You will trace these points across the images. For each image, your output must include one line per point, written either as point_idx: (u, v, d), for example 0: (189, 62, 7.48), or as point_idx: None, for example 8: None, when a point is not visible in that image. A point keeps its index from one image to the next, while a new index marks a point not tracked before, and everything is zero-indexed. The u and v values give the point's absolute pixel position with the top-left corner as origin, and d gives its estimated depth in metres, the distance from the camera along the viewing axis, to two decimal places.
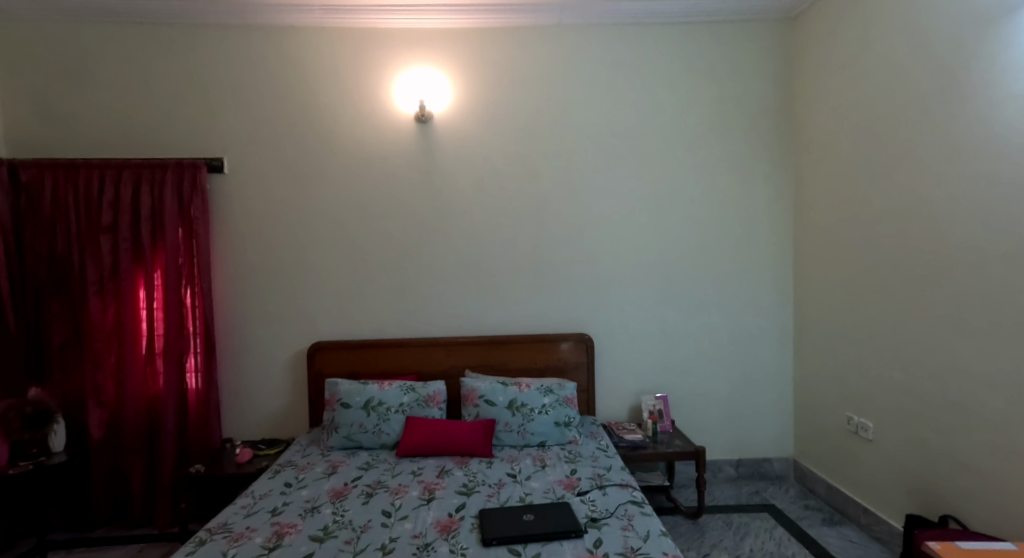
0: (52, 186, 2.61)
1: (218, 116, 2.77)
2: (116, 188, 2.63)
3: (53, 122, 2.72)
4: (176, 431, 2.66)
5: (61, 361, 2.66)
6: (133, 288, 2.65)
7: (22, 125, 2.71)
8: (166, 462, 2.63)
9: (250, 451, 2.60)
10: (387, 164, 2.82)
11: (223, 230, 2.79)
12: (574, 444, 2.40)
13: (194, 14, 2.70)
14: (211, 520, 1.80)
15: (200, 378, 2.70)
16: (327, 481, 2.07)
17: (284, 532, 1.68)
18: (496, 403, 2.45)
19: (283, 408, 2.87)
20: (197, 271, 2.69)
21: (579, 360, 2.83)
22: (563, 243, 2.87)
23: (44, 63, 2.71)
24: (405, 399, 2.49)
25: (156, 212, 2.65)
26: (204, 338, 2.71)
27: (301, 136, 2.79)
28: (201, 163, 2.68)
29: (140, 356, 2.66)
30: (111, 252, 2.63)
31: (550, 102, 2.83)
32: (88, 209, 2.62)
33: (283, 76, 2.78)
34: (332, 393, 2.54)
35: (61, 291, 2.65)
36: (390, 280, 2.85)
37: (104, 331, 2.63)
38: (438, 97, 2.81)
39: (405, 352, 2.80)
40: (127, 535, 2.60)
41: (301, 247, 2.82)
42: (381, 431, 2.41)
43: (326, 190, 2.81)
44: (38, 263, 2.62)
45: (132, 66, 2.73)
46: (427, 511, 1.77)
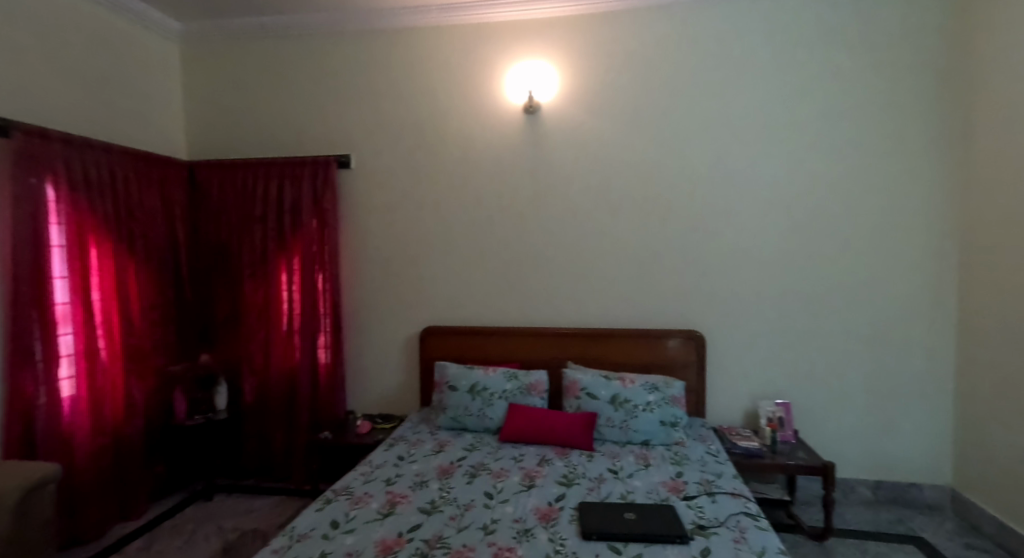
0: (218, 184, 3.03)
1: (346, 115, 3.02)
2: (265, 184, 2.98)
3: (218, 127, 3.15)
4: (309, 400, 2.98)
5: (223, 333, 3.09)
6: (277, 272, 2.99)
7: (197, 131, 3.18)
8: (302, 427, 2.97)
9: (369, 423, 2.84)
10: (496, 155, 2.88)
11: (349, 221, 3.05)
12: (681, 445, 2.29)
13: (330, 23, 2.96)
14: (336, 483, 1.98)
15: (329, 354, 2.99)
16: (435, 458, 2.19)
17: (397, 501, 1.81)
18: (598, 397, 2.42)
19: (398, 386, 3.08)
20: (327, 258, 2.96)
21: (688, 358, 2.69)
22: (675, 235, 2.73)
23: (212, 78, 3.14)
24: (508, 386, 2.55)
25: (296, 205, 2.96)
26: (332, 319, 2.98)
27: (417, 131, 2.95)
28: (332, 160, 2.94)
29: (281, 333, 3.00)
30: (261, 240, 2.99)
31: (665, 88, 2.70)
32: (244, 203, 3.00)
33: (403, 72, 2.94)
34: (440, 376, 2.68)
35: (223, 273, 3.07)
36: (498, 269, 2.92)
37: (255, 309, 3.01)
38: (546, 87, 2.80)
39: (509, 341, 2.86)
40: (271, 486, 2.99)
41: (417, 236, 2.99)
42: (485, 415, 2.49)
43: (440, 183, 2.94)
44: (208, 249, 3.07)
45: (278, 76, 3.07)
46: (527, 497, 1.80)
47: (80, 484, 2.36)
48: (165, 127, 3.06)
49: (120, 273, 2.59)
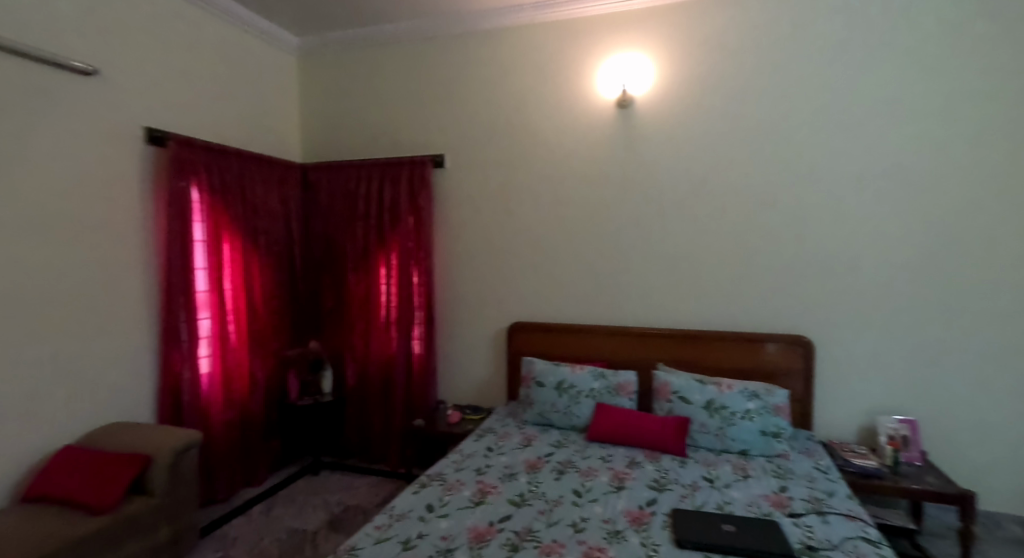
0: (327, 184, 3.29)
1: (442, 116, 3.14)
2: (367, 184, 3.18)
3: (328, 132, 3.41)
4: (404, 388, 3.15)
5: (329, 322, 3.35)
6: (376, 267, 3.18)
7: (310, 136, 3.47)
8: (397, 413, 3.14)
9: (459, 414, 2.94)
10: (586, 151, 2.86)
11: (442, 218, 3.17)
12: (784, 458, 2.14)
13: (428, 29, 3.09)
14: (430, 468, 2.08)
15: (422, 345, 3.13)
16: (523, 452, 2.22)
17: (487, 491, 1.86)
18: (692, 401, 2.32)
19: (487, 379, 3.16)
20: (422, 254, 3.10)
21: (792, 365, 2.50)
22: (779, 233, 2.56)
23: (323, 86, 3.40)
24: (595, 385, 2.53)
25: (395, 204, 3.13)
26: (425, 312, 3.12)
27: (509, 130, 3.00)
28: (427, 160, 3.07)
29: (380, 323, 3.19)
30: (363, 236, 3.20)
31: (769, 75, 2.53)
32: (349, 201, 3.23)
33: (496, 72, 3.00)
34: (527, 371, 2.71)
35: (330, 267, 3.32)
36: (587, 266, 2.90)
37: (357, 300, 3.23)
38: (640, 80, 2.73)
39: (597, 339, 2.83)
40: (369, 467, 3.20)
41: (507, 232, 3.04)
42: (571, 413, 2.48)
43: (530, 180, 2.97)
44: (317, 244, 3.34)
45: (381, 81, 3.26)
46: (617, 499, 1.78)
47: (213, 451, 2.67)
48: (283, 134, 3.37)
49: (246, 265, 2.89)
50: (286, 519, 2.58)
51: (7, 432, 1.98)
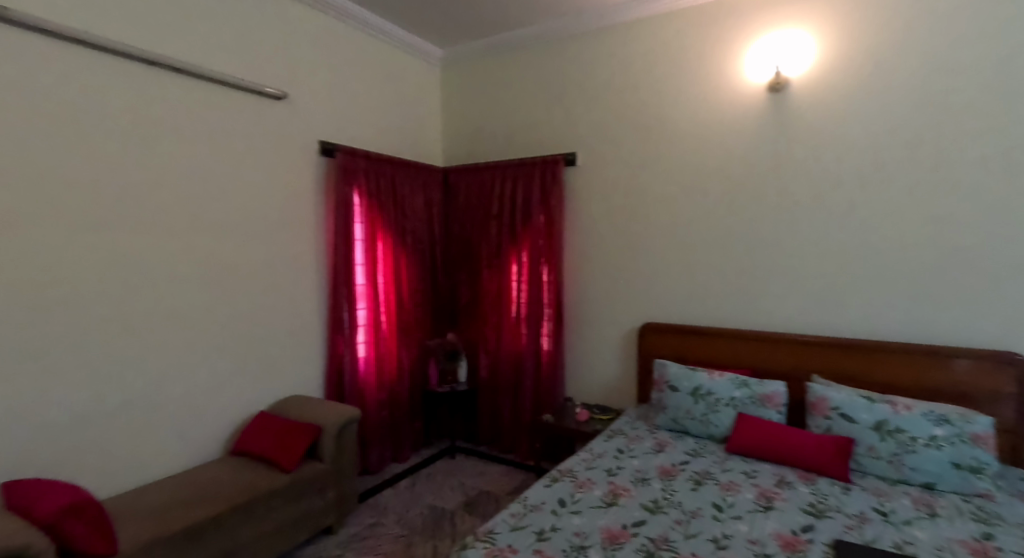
0: (465, 186, 3.47)
1: (576, 114, 3.13)
2: (502, 183, 3.29)
3: (468, 136, 3.60)
4: (533, 383, 3.21)
5: (466, 316, 3.53)
6: (509, 263, 3.28)
7: (451, 141, 3.69)
8: (527, 407, 3.21)
9: (588, 413, 2.92)
10: (731, 142, 2.65)
11: (573, 216, 3.17)
12: (986, 499, 1.77)
13: (564, 28, 3.11)
14: (560, 464, 2.09)
15: (551, 342, 3.16)
16: (656, 457, 2.13)
17: (619, 493, 1.82)
18: (857, 420, 2.04)
19: (617, 380, 3.09)
20: (554, 251, 3.12)
21: (995, 388, 2.06)
22: (981, 229, 2.12)
23: (464, 94, 3.60)
24: (737, 393, 2.34)
25: (527, 202, 3.20)
26: (554, 309, 3.15)
27: (645, 124, 2.90)
28: (559, 159, 3.09)
29: (511, 318, 3.29)
30: (497, 234, 3.32)
31: (970, 39, 2.11)
32: (485, 201, 3.37)
33: (632, 66, 2.92)
34: (660, 374, 2.60)
35: (467, 263, 3.50)
36: (730, 265, 2.69)
37: (490, 296, 3.37)
38: (798, 60, 2.46)
39: (739, 345, 2.61)
40: (500, 456, 3.32)
41: (640, 230, 2.94)
42: (709, 422, 2.32)
43: (667, 175, 2.84)
44: (455, 242, 3.54)
45: (517, 84, 3.36)
46: (766, 520, 1.62)
47: (367, 427, 2.98)
48: (428, 140, 3.63)
49: (396, 261, 3.16)
50: (426, 496, 2.79)
51: (215, 398, 2.40)
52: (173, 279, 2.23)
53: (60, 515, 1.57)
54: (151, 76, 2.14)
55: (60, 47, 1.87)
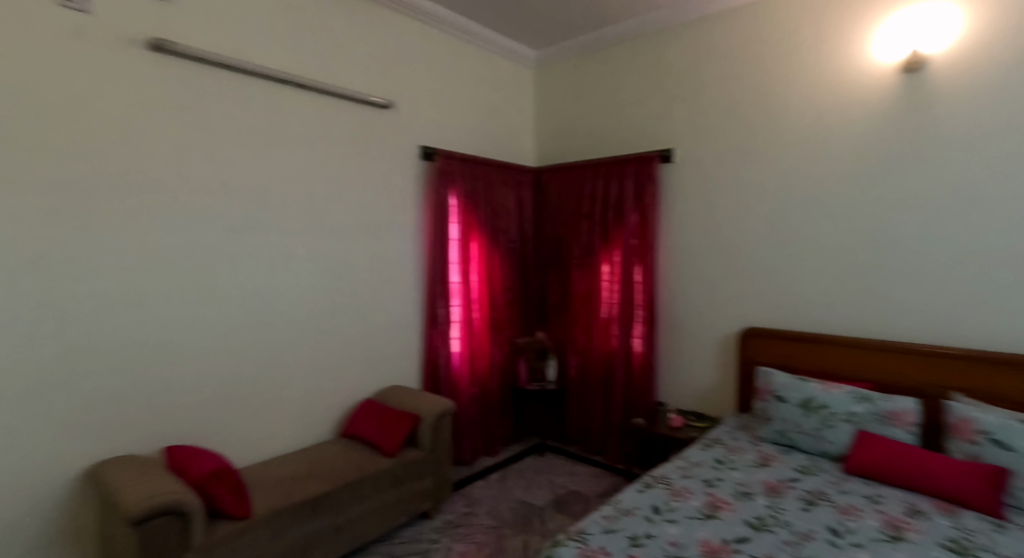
0: (557, 186, 3.48)
1: (673, 109, 3.02)
2: (594, 182, 3.25)
3: (560, 135, 3.60)
4: (624, 385, 3.14)
5: (555, 315, 3.53)
6: (600, 263, 3.23)
7: (543, 141, 3.71)
8: (617, 409, 3.15)
9: (683, 419, 2.81)
10: (852, 132, 2.42)
11: (669, 215, 3.06)
12: None
13: (662, 20, 3.01)
14: (654, 470, 2.04)
15: (643, 344, 3.07)
16: (759, 471, 2.00)
17: (719, 505, 1.73)
18: (1014, 448, 1.77)
19: (714, 387, 2.94)
20: (648, 252, 3.03)
21: None
22: None
23: (557, 93, 3.60)
24: (857, 408, 2.13)
25: (620, 201, 3.13)
26: (647, 311, 3.06)
27: (750, 116, 2.73)
28: (655, 156, 2.99)
29: (602, 319, 3.24)
30: (588, 234, 3.29)
31: None
32: (576, 200, 3.35)
33: (737, 55, 2.76)
34: (765, 383, 2.44)
35: (557, 262, 3.50)
36: (848, 267, 2.45)
37: (580, 296, 3.35)
38: (936, 38, 2.19)
39: (857, 355, 2.37)
40: (588, 457, 3.29)
41: (743, 228, 2.78)
42: (822, 437, 2.14)
43: (775, 170, 2.65)
44: (546, 241, 3.56)
45: (611, 81, 3.30)
46: (894, 552, 1.46)
47: (460, 419, 3.10)
48: (521, 141, 3.68)
49: (489, 260, 3.25)
50: (516, 491, 2.84)
51: (326, 384, 2.61)
52: (294, 275, 2.46)
53: (207, 480, 1.80)
54: (277, 92, 2.36)
55: (209, 72, 2.14)
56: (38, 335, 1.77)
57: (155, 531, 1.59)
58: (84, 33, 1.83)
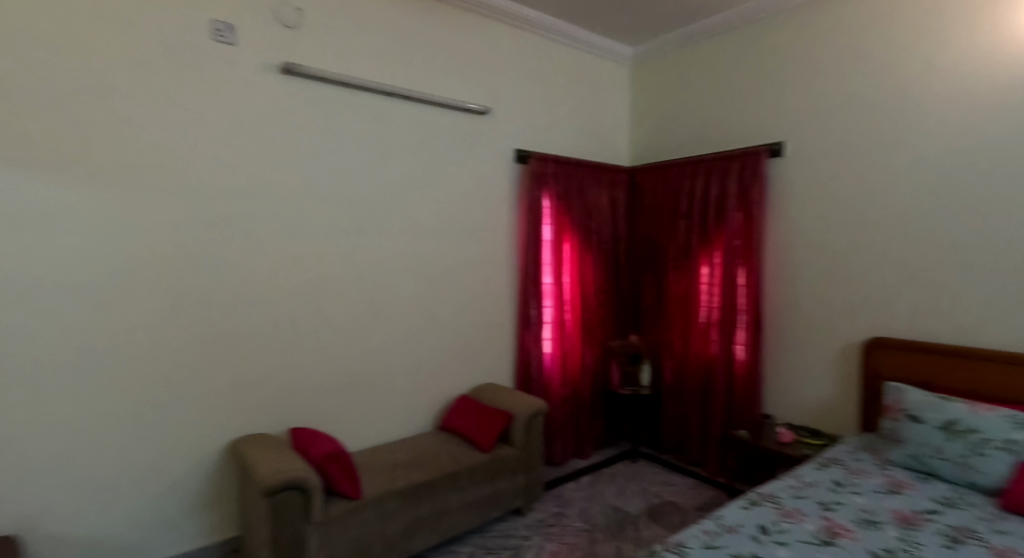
0: (653, 185, 3.36)
1: (785, 101, 2.80)
2: (693, 180, 3.10)
3: (658, 134, 3.49)
4: (725, 394, 2.97)
5: (649, 318, 3.42)
6: (699, 265, 3.08)
7: (640, 140, 3.61)
8: (718, 419, 2.98)
9: (792, 434, 2.60)
10: (1010, 115, 2.09)
11: (778, 213, 2.85)
12: None
13: (774, 6, 2.80)
14: (761, 487, 1.90)
15: (747, 352, 2.88)
16: (888, 498, 1.79)
17: (838, 532, 1.58)
18: None
19: (830, 401, 2.68)
20: (753, 253, 2.83)
21: None
22: None
23: (655, 90, 3.49)
24: (1015, 436, 1.84)
25: (722, 199, 2.96)
26: (751, 316, 2.86)
27: (879, 103, 2.46)
28: (763, 150, 2.78)
29: (701, 323, 3.09)
30: (686, 234, 3.15)
31: None
32: (674, 199, 3.22)
33: (863, 37, 2.50)
34: (895, 400, 2.19)
35: (652, 264, 3.39)
36: (1002, 272, 2.12)
37: (677, 299, 3.21)
38: None
39: (1013, 373, 2.05)
40: (685, 468, 3.15)
41: (868, 228, 2.51)
42: (969, 466, 1.86)
43: (909, 162, 2.37)
44: (640, 243, 3.46)
45: (715, 75, 3.13)
46: None
47: (551, 419, 3.11)
48: (617, 141, 3.61)
49: (582, 261, 3.22)
50: (609, 496, 2.79)
51: (426, 379, 2.74)
52: (398, 275, 2.61)
53: (325, 460, 1.96)
54: (386, 104, 2.52)
55: (329, 90, 2.34)
56: (189, 325, 2.04)
57: (283, 502, 1.77)
58: (228, 61, 2.08)
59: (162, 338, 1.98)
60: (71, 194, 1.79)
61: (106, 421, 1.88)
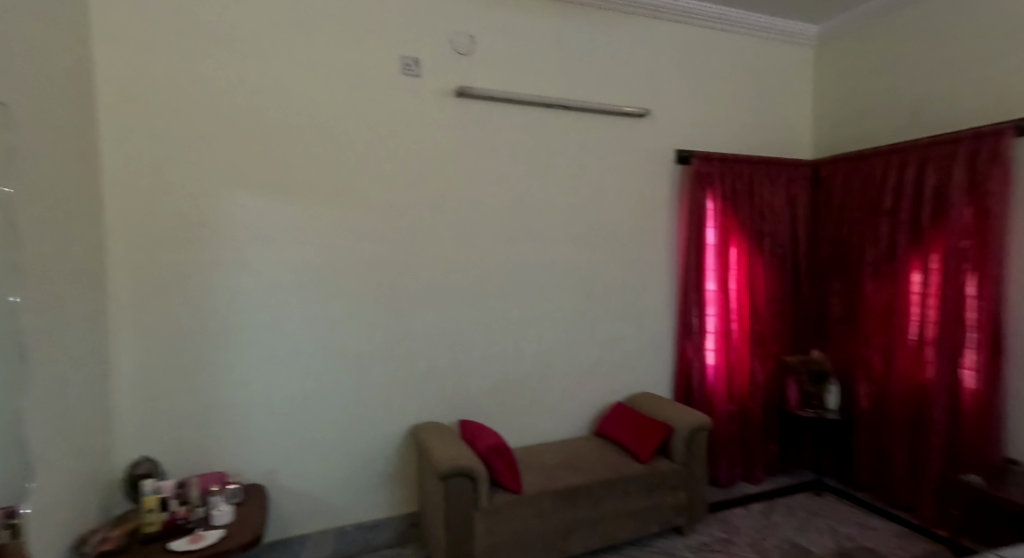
0: (844, 179, 2.93)
1: None
2: (900, 171, 2.62)
3: (851, 121, 3.03)
4: (946, 429, 2.44)
5: (838, 332, 2.98)
6: (909, 271, 2.59)
7: (826, 129, 3.18)
8: (935, 458, 2.47)
9: None
10: None
11: None
12: None
13: None
14: (1006, 550, 1.52)
15: (979, 379, 2.34)
16: None
17: None
18: None
19: None
20: (988, 256, 2.29)
21: None
22: None
23: (848, 71, 3.04)
24: None
25: (942, 192, 2.45)
26: (985, 335, 2.32)
27: None
28: (1005, 128, 2.23)
29: (911, 341, 2.60)
30: (889, 235, 2.68)
31: None
32: (872, 194, 2.76)
33: None
34: None
35: (842, 269, 2.96)
36: None
37: (877, 310, 2.75)
38: None
39: None
40: (888, 511, 2.67)
41: None
42: None
43: None
44: (827, 246, 3.05)
45: (931, 44, 2.62)
46: None
47: (717, 436, 2.90)
48: (797, 133, 3.23)
49: (752, 267, 2.94)
50: (787, 530, 2.49)
51: (582, 385, 2.76)
52: (557, 281, 2.67)
53: (490, 453, 2.09)
54: (548, 116, 2.61)
55: (497, 108, 2.50)
56: (378, 323, 2.34)
57: (454, 487, 1.94)
58: (413, 91, 2.35)
59: (357, 334, 2.31)
60: (298, 211, 2.19)
61: (316, 401, 2.25)
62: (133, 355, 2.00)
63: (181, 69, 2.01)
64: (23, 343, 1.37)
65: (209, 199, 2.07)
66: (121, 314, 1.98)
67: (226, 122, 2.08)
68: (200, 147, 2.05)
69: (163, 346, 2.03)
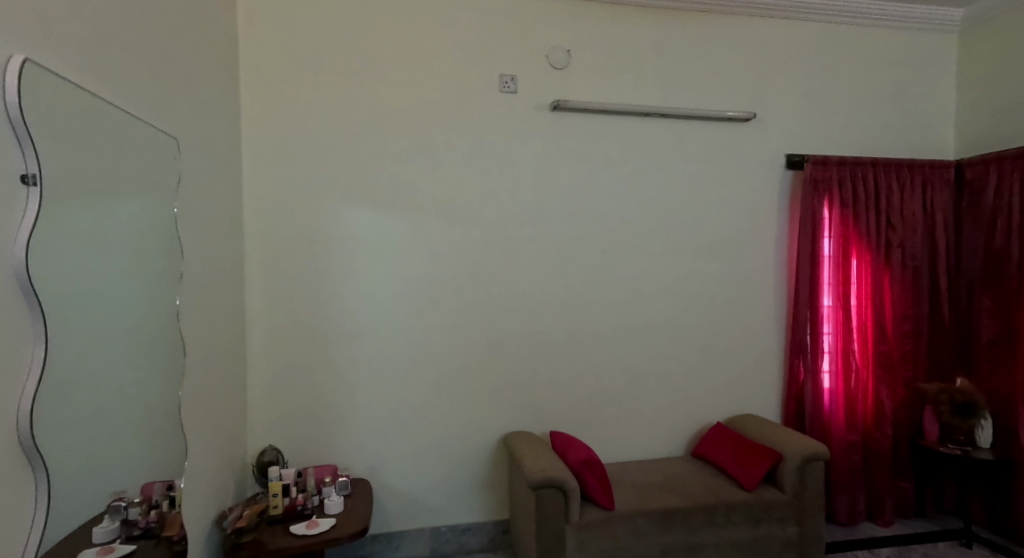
0: (996, 181, 2.54)
1: None
2: None
3: (1004, 114, 2.64)
4: None
5: (990, 357, 2.57)
6: None
7: (972, 124, 2.79)
8: None
9: None
10: None
11: None
12: None
13: None
14: None
15: None
16: None
17: None
18: None
19: None
20: None
21: None
22: None
23: (1001, 57, 2.65)
24: None
25: None
26: None
27: None
28: None
29: None
30: None
31: None
32: None
33: None
34: None
35: (996, 285, 2.55)
36: None
37: None
38: None
39: None
40: None
41: None
42: None
43: None
44: (975, 257, 2.65)
45: None
46: None
47: (834, 468, 2.62)
48: (935, 130, 2.86)
49: (878, 281, 2.64)
50: None
51: (680, 401, 2.64)
52: (653, 294, 2.60)
53: (581, 467, 2.07)
54: (645, 124, 2.56)
55: (593, 119, 2.51)
56: (474, 332, 2.43)
57: (546, 498, 1.94)
58: (511, 108, 2.44)
59: (455, 342, 2.41)
60: (406, 226, 2.35)
61: (418, 404, 2.38)
62: (264, 354, 2.26)
63: (311, 99, 2.27)
64: (184, 339, 1.62)
65: (330, 215, 2.29)
66: (256, 317, 2.25)
67: (346, 144, 2.30)
68: (323, 167, 2.28)
69: (287, 346, 2.28)
